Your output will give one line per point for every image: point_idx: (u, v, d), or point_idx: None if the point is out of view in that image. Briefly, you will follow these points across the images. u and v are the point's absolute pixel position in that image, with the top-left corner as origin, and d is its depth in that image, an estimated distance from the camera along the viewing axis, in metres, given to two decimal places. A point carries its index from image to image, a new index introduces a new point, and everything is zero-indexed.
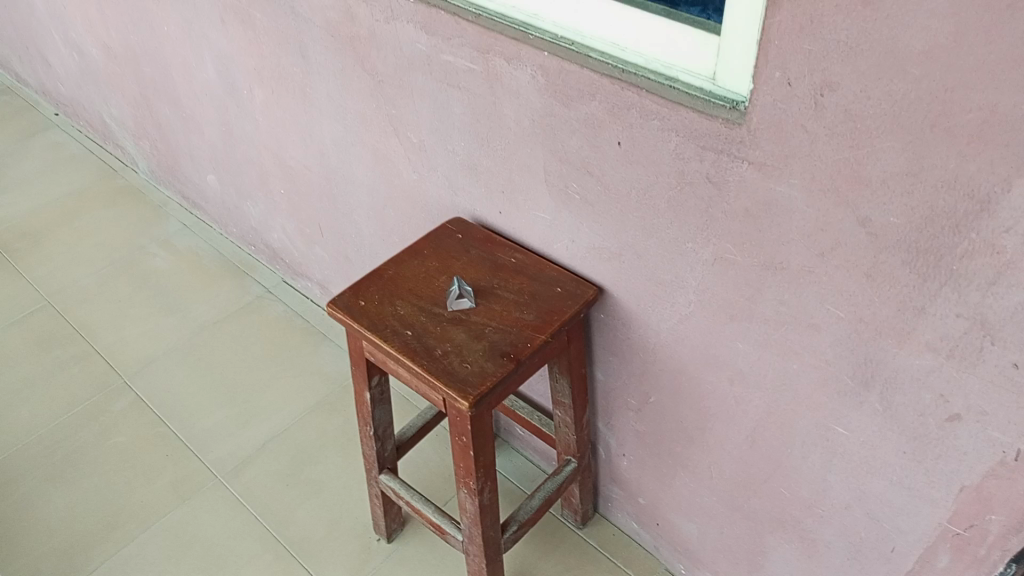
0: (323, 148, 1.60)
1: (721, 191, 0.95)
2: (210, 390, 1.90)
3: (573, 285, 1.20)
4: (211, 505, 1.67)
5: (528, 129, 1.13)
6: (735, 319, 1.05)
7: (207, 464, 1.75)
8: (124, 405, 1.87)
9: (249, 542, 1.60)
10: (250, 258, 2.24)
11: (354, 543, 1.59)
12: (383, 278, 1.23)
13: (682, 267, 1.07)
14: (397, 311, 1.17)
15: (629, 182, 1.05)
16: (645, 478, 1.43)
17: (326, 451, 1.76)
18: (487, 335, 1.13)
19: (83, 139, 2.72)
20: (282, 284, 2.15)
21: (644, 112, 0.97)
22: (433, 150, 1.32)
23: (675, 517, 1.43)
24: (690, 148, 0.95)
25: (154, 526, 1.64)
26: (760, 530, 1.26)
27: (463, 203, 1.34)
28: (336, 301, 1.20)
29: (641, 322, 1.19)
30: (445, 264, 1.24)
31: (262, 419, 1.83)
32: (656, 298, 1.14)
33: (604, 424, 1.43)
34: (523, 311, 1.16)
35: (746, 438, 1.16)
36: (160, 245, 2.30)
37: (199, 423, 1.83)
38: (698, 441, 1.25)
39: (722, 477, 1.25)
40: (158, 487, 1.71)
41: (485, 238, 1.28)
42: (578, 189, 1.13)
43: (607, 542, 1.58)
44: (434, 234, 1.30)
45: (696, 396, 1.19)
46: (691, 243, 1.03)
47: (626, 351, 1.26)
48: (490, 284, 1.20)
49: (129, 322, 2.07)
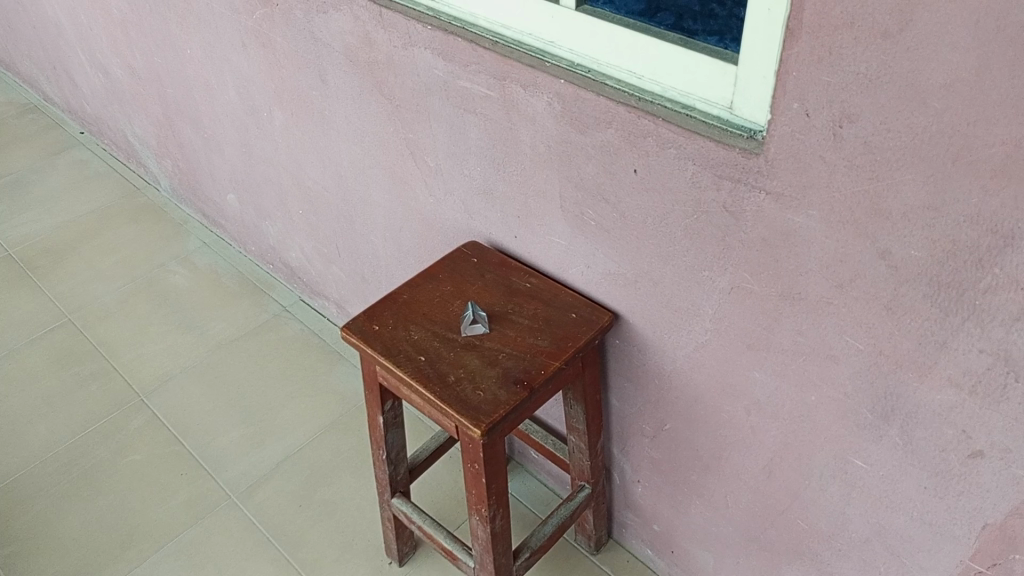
0: (341, 170, 1.61)
1: (738, 220, 0.94)
2: (226, 409, 1.90)
3: (588, 311, 1.18)
4: (224, 525, 1.67)
5: (545, 155, 1.13)
6: (753, 348, 1.03)
7: (221, 484, 1.75)
8: (141, 423, 1.88)
9: (261, 563, 1.60)
10: (268, 276, 2.25)
11: (366, 566, 1.58)
12: (398, 301, 1.22)
13: (698, 294, 1.06)
14: (411, 336, 1.17)
15: (645, 209, 1.04)
16: (660, 505, 1.41)
17: (340, 472, 1.76)
18: (501, 361, 1.12)
19: (106, 157, 2.75)
20: (299, 303, 2.16)
21: (661, 141, 0.96)
22: (449, 173, 1.32)
23: (690, 546, 1.41)
24: (706, 176, 0.94)
25: (167, 546, 1.64)
26: (777, 562, 1.23)
27: (478, 226, 1.34)
28: (350, 325, 1.19)
29: (657, 349, 1.18)
30: (459, 289, 1.24)
31: (276, 439, 1.83)
32: (672, 325, 1.13)
33: (619, 450, 1.42)
34: (537, 336, 1.15)
35: (763, 469, 1.14)
36: (180, 262, 2.32)
37: (213, 442, 1.83)
38: (714, 469, 1.23)
39: (739, 507, 1.23)
40: (172, 506, 1.71)
41: (500, 261, 1.28)
42: (593, 215, 1.12)
43: (621, 569, 1.56)
44: (448, 257, 1.30)
45: (712, 424, 1.18)
46: (708, 271, 1.02)
47: (642, 378, 1.25)
48: (505, 309, 1.20)
49: (147, 339, 2.08)
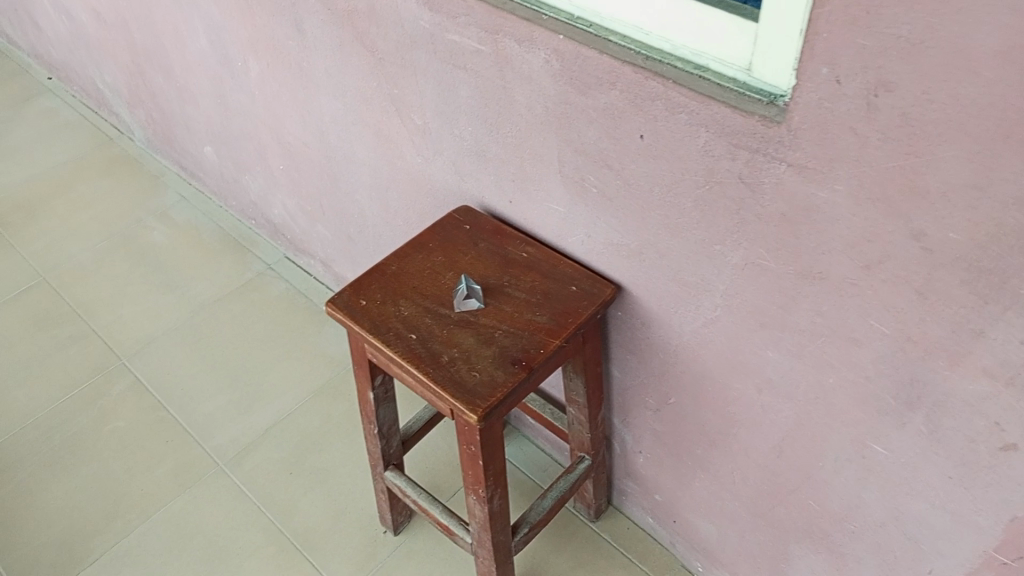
0: (322, 126, 1.51)
1: (756, 192, 0.87)
2: (212, 373, 1.84)
3: (589, 283, 1.11)
4: (213, 494, 1.63)
5: (541, 117, 1.04)
6: (766, 326, 0.97)
7: (208, 451, 1.70)
8: (123, 388, 1.82)
9: (252, 534, 1.56)
10: (250, 231, 2.16)
11: (360, 537, 1.55)
12: (387, 274, 1.15)
13: (708, 269, 0.99)
14: (400, 312, 1.09)
15: (652, 178, 0.96)
16: (663, 475, 1.37)
17: (330, 438, 1.70)
18: (497, 339, 1.05)
19: (77, 105, 2.62)
20: (284, 260, 2.07)
21: (671, 105, 0.88)
22: (438, 133, 1.23)
23: (693, 516, 1.37)
24: (721, 145, 0.86)
25: (155, 516, 1.59)
26: (785, 538, 1.20)
27: (470, 189, 1.25)
28: (335, 300, 1.12)
29: (663, 322, 1.11)
30: (451, 259, 1.16)
31: (264, 404, 1.77)
32: (679, 300, 1.06)
33: (620, 420, 1.37)
34: (535, 311, 1.08)
35: (774, 447, 1.09)
36: (158, 217, 2.22)
37: (200, 407, 1.77)
38: (721, 444, 1.19)
39: (746, 483, 1.19)
40: (159, 475, 1.66)
41: (494, 228, 1.20)
42: (595, 182, 1.04)
43: (621, 536, 1.54)
44: (439, 224, 1.22)
45: (720, 400, 1.12)
46: (720, 245, 0.95)
47: (646, 351, 1.19)
48: (500, 281, 1.12)
49: (126, 300, 2.00)
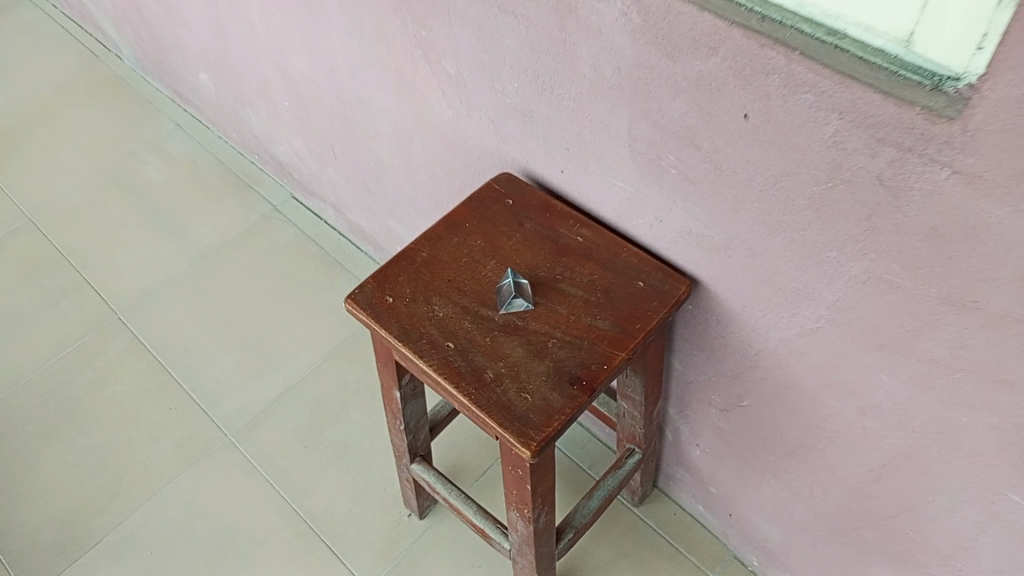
0: (334, 64, 1.30)
1: (898, 198, 0.68)
2: (216, 331, 1.68)
3: (658, 278, 0.93)
4: (222, 469, 1.49)
5: (610, 81, 0.84)
6: (883, 349, 0.80)
7: (214, 420, 1.55)
8: (121, 347, 1.66)
9: (266, 515, 1.44)
10: (253, 167, 1.96)
11: (382, 520, 1.42)
12: (416, 262, 0.96)
13: (815, 276, 0.81)
14: (434, 313, 0.92)
15: (754, 165, 0.77)
16: (722, 471, 1.23)
17: (348, 407, 1.56)
18: (551, 352, 0.88)
19: (59, 18, 2.38)
20: (291, 202, 1.89)
21: (792, 82, 0.68)
22: (474, 86, 1.03)
23: (754, 516, 1.24)
24: (858, 137, 0.67)
25: (160, 493, 1.47)
26: (867, 559, 1.06)
27: (511, 152, 1.05)
28: (356, 295, 0.94)
29: (745, 324, 0.94)
30: (493, 244, 0.98)
31: (275, 367, 1.62)
32: (770, 303, 0.88)
33: (676, 411, 1.22)
34: (595, 315, 0.91)
35: (870, 472, 0.94)
36: (152, 150, 2.02)
37: (204, 370, 1.62)
38: (800, 456, 1.04)
39: (827, 499, 1.04)
40: (163, 447, 1.52)
41: (543, 204, 1.01)
42: (674, 162, 0.84)
43: (666, 523, 1.42)
44: (476, 197, 1.03)
45: (807, 413, 0.96)
46: (835, 252, 0.76)
47: (718, 349, 1.02)
48: (551, 274, 0.94)
49: (120, 245, 1.83)
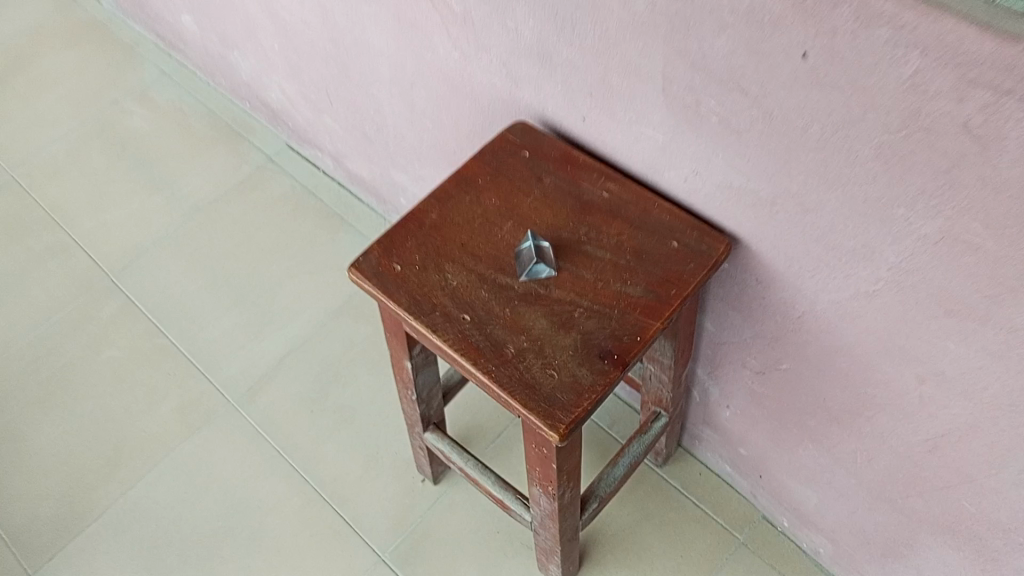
0: (326, 3, 1.19)
1: (987, 148, 0.59)
2: (213, 290, 1.59)
3: (693, 237, 0.84)
4: (226, 436, 1.43)
5: (643, 16, 0.74)
6: (952, 314, 0.72)
7: (215, 385, 1.48)
8: (114, 310, 1.58)
9: (273, 483, 1.37)
10: (244, 115, 1.85)
11: (395, 486, 1.36)
12: (426, 225, 0.87)
13: (877, 235, 0.72)
14: (447, 283, 0.83)
15: (812, 111, 0.67)
16: (753, 433, 1.16)
17: (355, 368, 1.49)
18: (578, 323, 0.80)
19: None
20: (286, 151, 1.78)
21: (866, 13, 0.59)
22: (484, 24, 0.93)
23: (788, 478, 1.18)
24: (943, 77, 0.58)
25: (163, 463, 1.40)
26: (914, 527, 1.00)
27: (526, 98, 0.95)
28: (360, 264, 0.85)
29: (788, 285, 0.86)
30: (509, 203, 0.88)
31: (276, 327, 1.54)
32: (820, 263, 0.80)
33: (705, 371, 1.14)
34: (626, 280, 0.82)
35: (925, 440, 0.87)
36: (136, 99, 1.91)
37: (202, 332, 1.54)
38: (844, 422, 0.96)
39: (873, 465, 0.98)
40: (163, 414, 1.45)
41: (563, 156, 0.91)
42: (715, 108, 0.75)
43: (692, 483, 1.36)
44: (488, 150, 0.94)
45: (856, 379, 0.89)
46: (904, 209, 0.68)
47: (757, 310, 0.94)
48: (575, 235, 0.85)
49: (108, 202, 1.73)
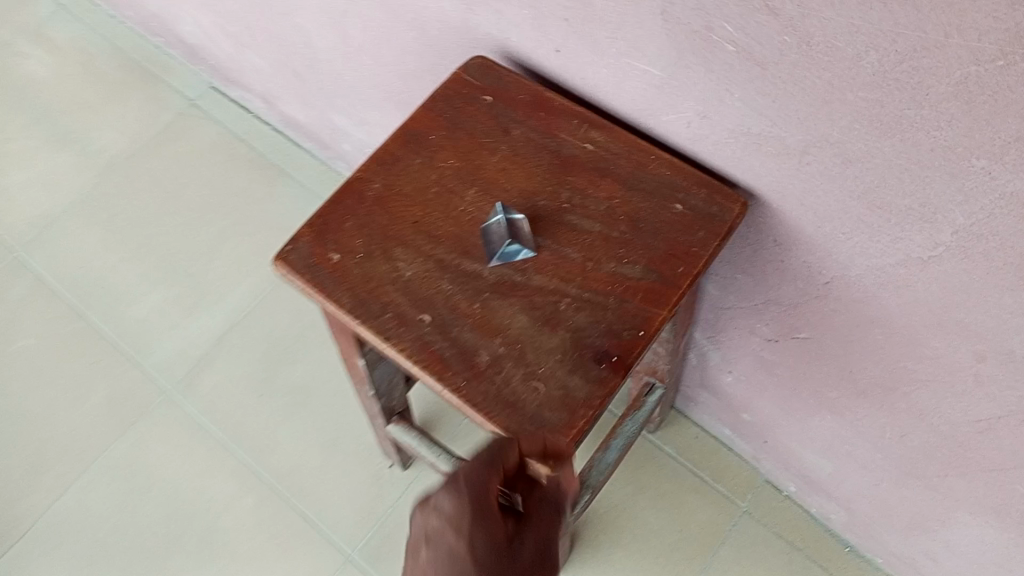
0: None
1: None
2: (138, 260, 1.40)
3: (701, 198, 0.68)
4: (164, 428, 1.26)
5: None
6: None
7: (148, 371, 1.31)
8: (25, 290, 1.39)
9: (222, 479, 1.22)
10: (160, 53, 1.62)
11: (360, 475, 1.21)
12: (368, 198, 0.70)
13: (941, 195, 0.56)
14: (399, 273, 0.66)
15: (868, 38, 0.51)
16: (760, 401, 1.03)
17: (306, 342, 1.32)
18: (566, 318, 0.64)
19: None
20: (211, 93, 1.56)
21: None
22: None
23: (798, 448, 1.05)
24: None
25: (95, 464, 1.24)
26: (949, 507, 0.88)
27: (485, 26, 0.77)
28: (287, 253, 0.68)
29: (814, 249, 0.70)
30: (471, 163, 0.71)
31: (213, 299, 1.36)
32: (859, 227, 0.64)
33: (705, 336, 1.00)
34: (621, 258, 0.66)
35: (975, 422, 0.74)
36: (32, 39, 1.65)
37: (128, 311, 1.36)
38: (874, 397, 0.83)
39: (906, 443, 0.85)
40: (91, 408, 1.28)
41: (534, 101, 0.74)
42: (732, 35, 0.58)
43: (688, 450, 1.22)
44: (440, 94, 0.76)
45: (893, 354, 0.75)
46: (984, 163, 0.52)
47: (772, 275, 0.78)
48: (555, 202, 0.69)
49: (9, 163, 1.51)
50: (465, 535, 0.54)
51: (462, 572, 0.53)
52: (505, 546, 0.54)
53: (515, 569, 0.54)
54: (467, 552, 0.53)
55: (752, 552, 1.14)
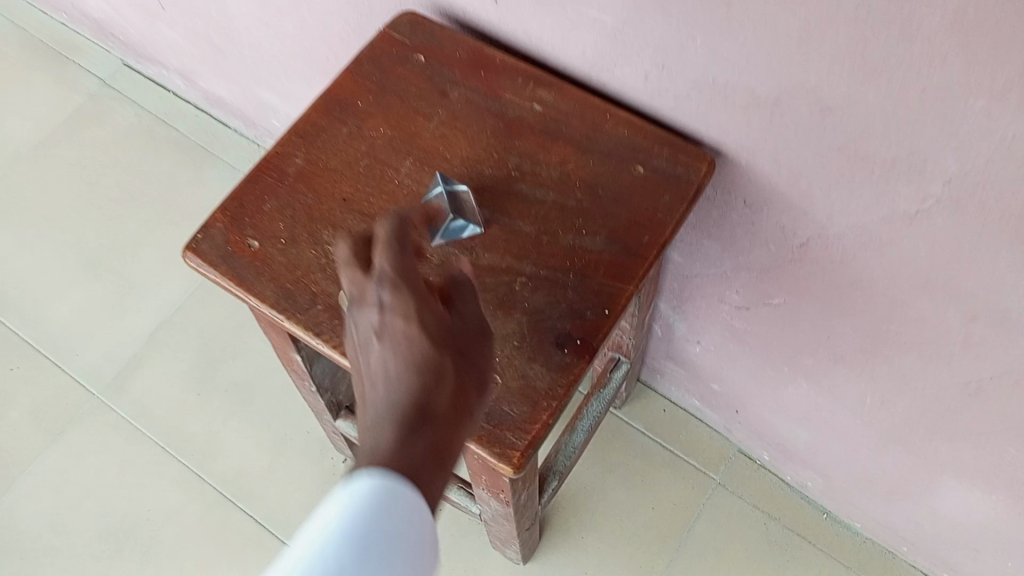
0: None
1: None
2: (56, 257, 1.29)
3: (663, 158, 0.62)
4: (96, 437, 1.17)
5: None
6: None
7: (74, 377, 1.21)
8: None
9: (162, 487, 1.13)
10: (66, 30, 1.49)
11: (312, 472, 1.14)
12: (290, 176, 0.62)
13: (932, 142, 0.50)
14: (328, 258, 0.59)
15: None
16: (729, 370, 0.98)
17: (246, 334, 1.24)
18: (521, 299, 0.57)
19: None
20: (124, 71, 1.44)
21: None
22: None
23: (771, 416, 1.00)
24: None
25: (22, 481, 1.14)
26: (932, 470, 0.84)
27: None
28: (198, 242, 0.60)
29: (787, 209, 0.64)
30: (406, 132, 0.64)
31: (141, 295, 1.26)
32: (837, 182, 0.58)
33: (670, 305, 0.94)
34: (580, 229, 0.60)
35: (963, 384, 0.69)
36: None
37: (49, 312, 1.25)
38: (852, 363, 0.78)
39: (887, 408, 0.80)
40: (13, 420, 1.18)
41: (472, 59, 0.67)
42: None
43: (656, 424, 1.17)
44: (368, 57, 0.68)
45: (874, 317, 0.69)
46: (982, 103, 0.46)
47: (742, 239, 0.72)
48: (503, 170, 0.62)
49: None
50: (413, 316, 0.49)
51: (423, 349, 0.48)
52: (448, 322, 0.51)
53: (466, 329, 0.52)
54: (418, 328, 0.49)
55: (728, 526, 1.09)
